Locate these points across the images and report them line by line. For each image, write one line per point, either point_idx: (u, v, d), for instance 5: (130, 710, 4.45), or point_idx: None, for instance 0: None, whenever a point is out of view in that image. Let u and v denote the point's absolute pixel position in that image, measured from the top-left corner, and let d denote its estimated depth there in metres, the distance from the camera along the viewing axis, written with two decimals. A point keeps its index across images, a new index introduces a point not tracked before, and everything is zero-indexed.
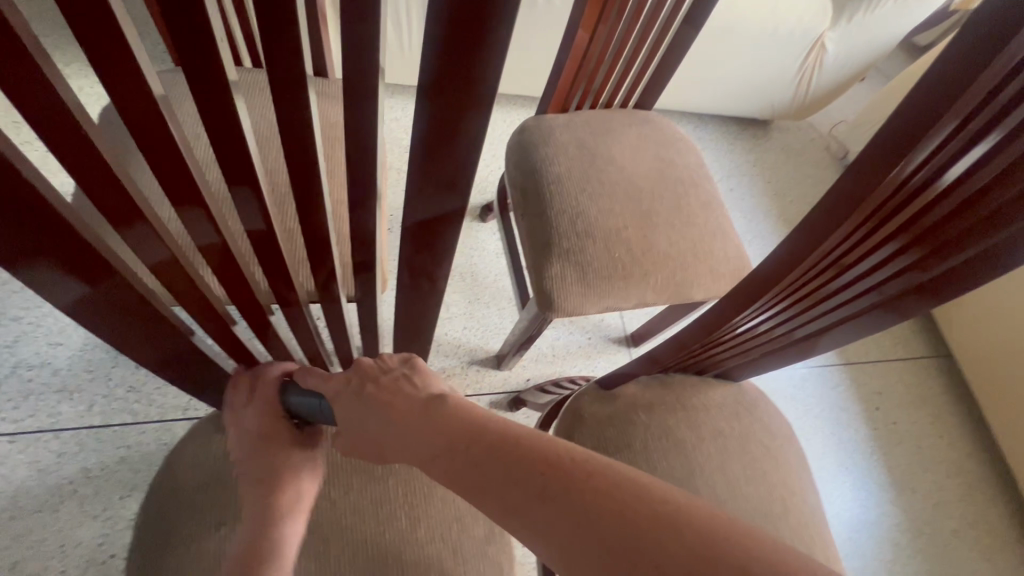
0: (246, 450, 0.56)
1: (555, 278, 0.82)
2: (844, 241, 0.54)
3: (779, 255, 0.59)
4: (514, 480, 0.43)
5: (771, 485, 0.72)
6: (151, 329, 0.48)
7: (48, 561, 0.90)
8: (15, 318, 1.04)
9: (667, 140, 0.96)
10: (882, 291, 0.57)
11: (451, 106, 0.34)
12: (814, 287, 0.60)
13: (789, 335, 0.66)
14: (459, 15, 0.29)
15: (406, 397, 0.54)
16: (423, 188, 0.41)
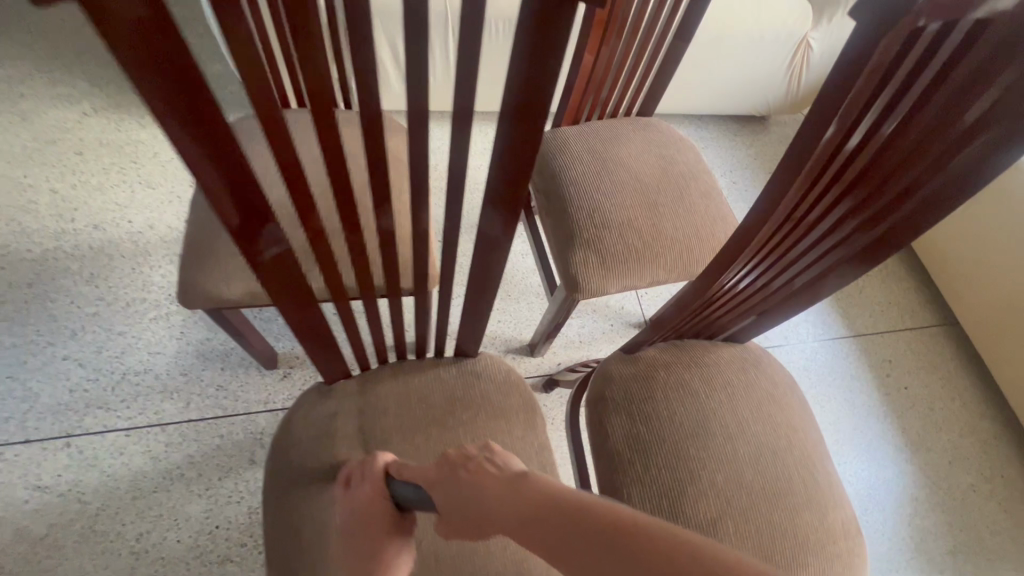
0: (357, 526, 0.63)
1: (579, 264, 0.96)
2: (800, 202, 0.65)
3: (748, 222, 0.69)
4: (596, 552, 0.52)
5: (779, 426, 0.85)
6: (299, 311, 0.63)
7: (166, 533, 1.06)
8: (121, 333, 1.23)
9: (667, 141, 1.11)
10: (841, 237, 0.68)
11: (523, 127, 0.45)
12: (788, 245, 0.71)
13: (778, 289, 0.78)
14: (523, 77, 0.41)
15: (494, 481, 0.61)
16: (499, 196, 0.54)
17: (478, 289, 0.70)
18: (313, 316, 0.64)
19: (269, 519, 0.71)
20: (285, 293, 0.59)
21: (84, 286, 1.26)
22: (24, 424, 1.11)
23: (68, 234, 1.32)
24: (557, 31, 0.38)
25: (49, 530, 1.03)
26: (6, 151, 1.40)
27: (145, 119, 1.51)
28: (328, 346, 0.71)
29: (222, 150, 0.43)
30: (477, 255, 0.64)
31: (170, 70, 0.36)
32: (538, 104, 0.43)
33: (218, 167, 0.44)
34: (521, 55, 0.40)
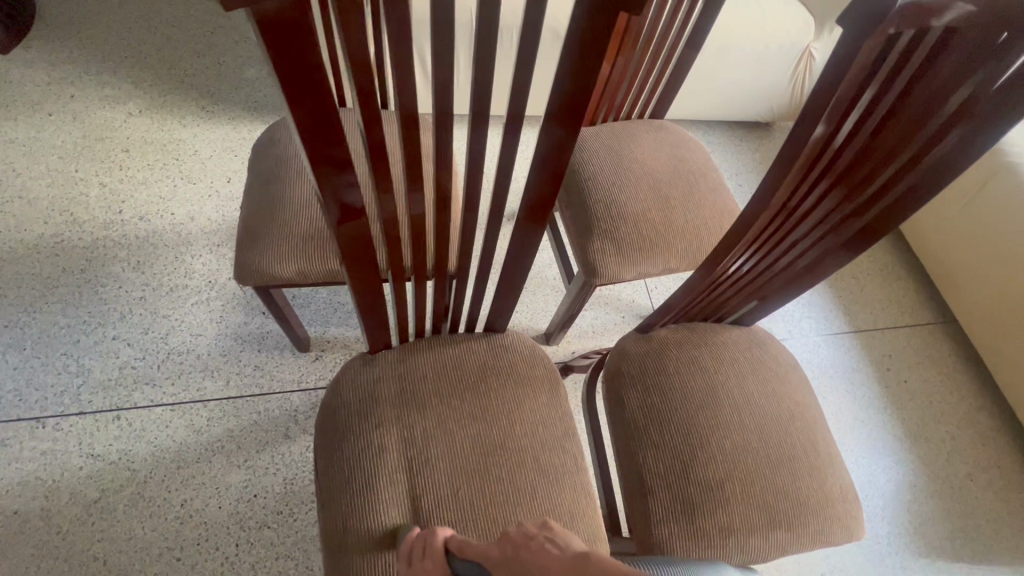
0: None
1: (597, 252, 1.04)
2: (794, 193, 0.72)
3: (747, 214, 0.77)
4: None
5: (783, 400, 0.92)
6: (363, 269, 0.72)
7: (208, 500, 1.14)
8: (166, 316, 1.32)
9: (678, 141, 1.20)
10: (830, 225, 0.75)
11: (566, 113, 0.55)
12: (785, 233, 0.78)
13: (778, 274, 0.86)
14: (572, 72, 0.51)
15: (556, 560, 0.48)
16: (541, 177, 0.63)
17: (513, 266, 0.78)
18: (372, 275, 0.74)
19: (321, 470, 0.79)
20: (355, 251, 0.69)
21: (130, 272, 1.36)
22: (77, 397, 1.19)
23: (116, 224, 1.41)
24: (601, 33, 0.47)
25: (101, 494, 1.11)
26: (58, 147, 1.50)
27: (186, 119, 1.61)
28: (378, 310, 0.80)
29: (326, 130, 0.52)
30: (515, 234, 0.73)
31: (298, 66, 0.45)
32: (582, 92, 0.53)
33: (319, 143, 0.53)
34: (570, 53, 0.49)
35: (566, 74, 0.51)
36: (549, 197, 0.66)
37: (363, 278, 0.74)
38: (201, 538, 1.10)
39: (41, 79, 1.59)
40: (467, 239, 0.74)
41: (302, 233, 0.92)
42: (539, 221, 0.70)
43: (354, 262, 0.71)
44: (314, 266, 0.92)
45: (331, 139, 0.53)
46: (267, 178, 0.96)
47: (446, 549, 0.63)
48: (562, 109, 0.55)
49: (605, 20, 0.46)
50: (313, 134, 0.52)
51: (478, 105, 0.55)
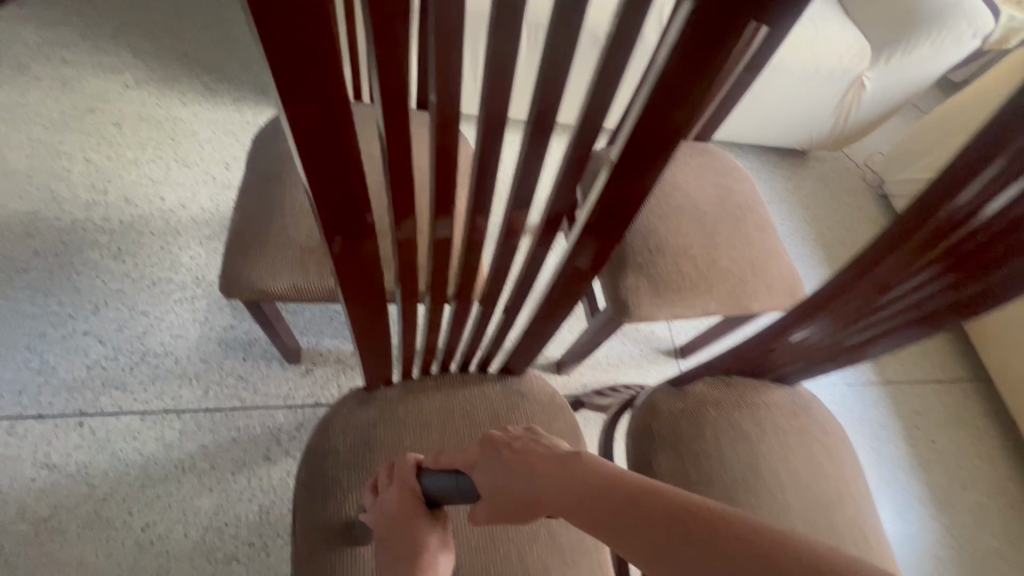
0: (391, 530, 0.59)
1: (630, 287, 0.93)
2: (893, 267, 0.66)
3: (829, 287, 0.70)
4: (620, 508, 0.47)
5: (828, 476, 0.81)
6: (368, 295, 0.61)
7: (173, 525, 1.02)
8: (144, 313, 1.20)
9: (725, 169, 1.08)
10: (922, 310, 0.68)
11: (652, 146, 0.45)
12: (862, 307, 0.71)
13: (841, 343, 0.76)
14: (666, 90, 0.40)
15: (542, 458, 0.54)
16: (606, 215, 0.54)
17: (552, 303, 0.68)
18: (377, 303, 0.62)
19: (298, 531, 0.68)
20: (361, 277, 0.58)
21: (110, 260, 1.23)
22: (37, 397, 1.07)
23: (99, 206, 1.29)
24: (715, 52, 0.37)
25: (53, 510, 0.99)
26: (44, 116, 1.37)
27: (186, 97, 1.49)
28: (381, 342, 0.69)
29: (331, 134, 0.41)
30: (561, 271, 0.63)
31: (303, 49, 0.34)
32: (673, 124, 0.43)
33: (322, 150, 0.42)
34: (666, 76, 0.39)
35: (652, 99, 0.41)
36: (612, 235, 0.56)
37: (368, 307, 0.62)
38: (161, 569, 0.99)
39: (32, 40, 1.46)
40: (504, 256, 0.65)
41: (301, 244, 0.81)
42: (595, 261, 0.61)
43: (360, 290, 0.59)
44: (311, 283, 0.80)
45: (339, 146, 0.42)
46: (266, 177, 0.84)
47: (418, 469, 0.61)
48: (644, 141, 0.44)
49: (714, 27, 0.36)
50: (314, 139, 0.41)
51: (543, 101, 0.46)
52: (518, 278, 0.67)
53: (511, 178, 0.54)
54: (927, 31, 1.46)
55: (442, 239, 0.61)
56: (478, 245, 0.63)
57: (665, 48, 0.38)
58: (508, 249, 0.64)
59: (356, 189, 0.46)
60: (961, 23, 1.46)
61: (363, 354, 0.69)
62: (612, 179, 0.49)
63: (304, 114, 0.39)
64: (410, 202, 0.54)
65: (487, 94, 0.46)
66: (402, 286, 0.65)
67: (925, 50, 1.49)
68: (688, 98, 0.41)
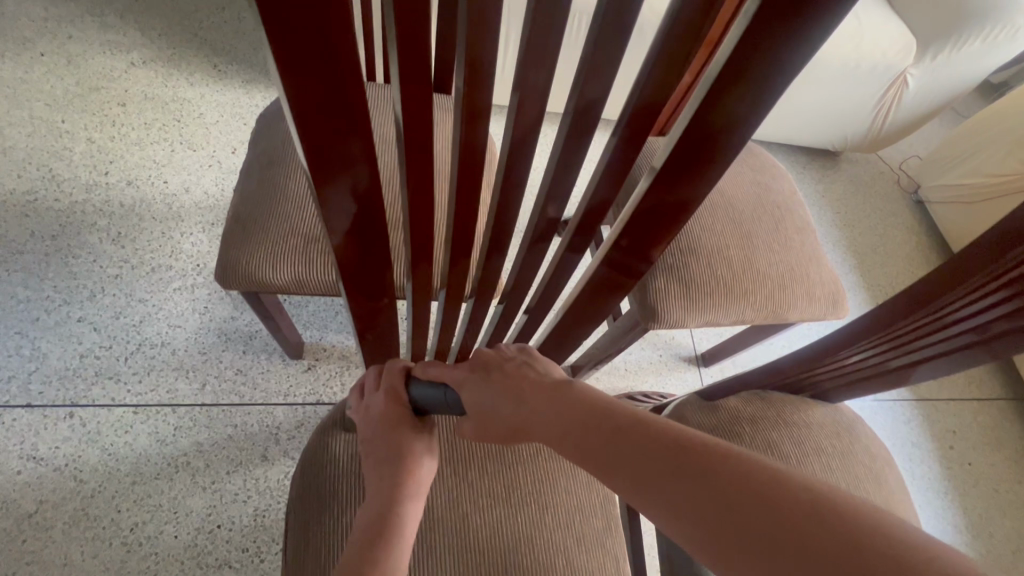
0: (374, 433, 0.57)
1: (658, 291, 0.85)
2: (960, 296, 0.56)
3: (892, 304, 0.61)
4: (609, 437, 0.45)
5: (876, 506, 0.73)
6: (375, 293, 0.54)
7: (163, 526, 0.97)
8: (142, 300, 1.14)
9: (763, 166, 1.00)
10: (983, 336, 0.59)
11: (707, 140, 0.39)
12: (919, 334, 0.62)
13: (890, 366, 0.67)
14: (732, 72, 0.34)
15: (532, 382, 0.54)
16: (645, 221, 0.47)
17: (579, 311, 0.62)
18: (386, 301, 0.56)
19: (290, 546, 0.62)
20: (367, 274, 0.51)
21: (109, 245, 1.18)
22: (27, 386, 1.02)
23: (99, 188, 1.24)
24: (797, 28, 0.31)
25: (38, 505, 0.94)
26: (46, 93, 1.32)
27: (194, 78, 1.43)
28: (389, 339, 0.63)
29: (338, 111, 0.34)
30: (588, 284, 0.57)
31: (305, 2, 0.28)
32: (736, 114, 0.37)
33: (328, 131, 0.35)
34: (736, 56, 0.33)
35: (702, 107, 0.36)
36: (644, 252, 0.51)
37: (376, 304, 0.56)
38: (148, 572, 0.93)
39: (37, 14, 1.41)
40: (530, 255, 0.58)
41: (305, 232, 0.74)
42: (631, 272, 0.55)
43: (369, 286, 0.53)
44: (313, 275, 0.74)
45: (349, 126, 0.35)
46: (269, 159, 0.78)
47: (407, 375, 0.60)
48: (690, 153, 0.40)
49: (782, 20, 0.31)
50: (319, 117, 0.34)
51: (587, 82, 0.39)
52: (544, 278, 0.61)
53: (542, 181, 0.48)
54: (979, 26, 1.37)
55: (462, 234, 0.54)
56: (503, 242, 0.56)
57: (720, 54, 0.33)
58: (538, 247, 0.57)
59: (366, 176, 0.40)
60: (1016, 19, 1.37)
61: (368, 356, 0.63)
62: (650, 197, 0.44)
63: (306, 86, 0.32)
64: (428, 192, 0.48)
65: (519, 71, 0.39)
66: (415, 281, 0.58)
67: (976, 46, 1.40)
68: (742, 106, 0.36)
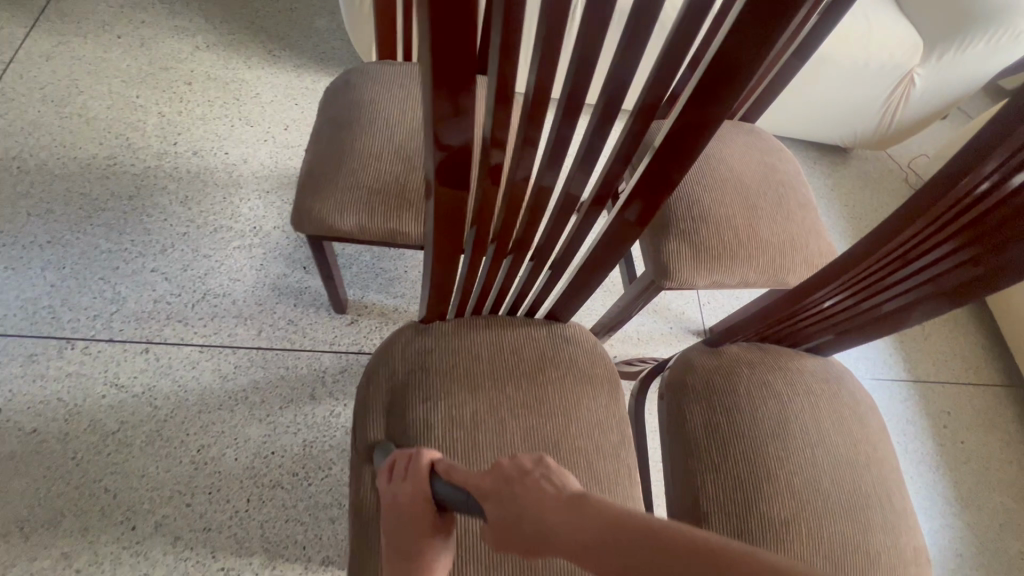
0: (400, 522, 0.61)
1: (671, 253, 0.96)
2: (913, 235, 0.67)
3: (854, 249, 0.72)
4: (634, 553, 0.45)
5: (857, 441, 0.83)
6: (446, 232, 0.65)
7: (225, 449, 1.10)
8: (206, 255, 1.28)
9: (770, 149, 1.10)
10: (941, 288, 0.70)
11: (719, 90, 0.52)
12: (879, 278, 0.73)
13: (869, 312, 0.77)
14: (739, 32, 0.46)
15: (552, 498, 0.52)
16: (666, 159, 0.60)
17: (603, 253, 0.73)
18: (452, 242, 0.67)
19: (357, 438, 0.74)
20: (443, 213, 0.62)
21: (178, 206, 1.32)
22: (109, 324, 1.16)
23: (169, 156, 1.38)
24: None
25: (119, 425, 1.08)
26: (123, 71, 1.47)
27: (251, 61, 1.57)
28: (445, 283, 0.74)
29: (457, 60, 0.45)
30: (608, 230, 0.69)
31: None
32: (741, 68, 0.49)
33: (447, 75, 0.46)
34: (741, 21, 0.46)
35: (706, 77, 0.51)
36: (653, 202, 0.65)
37: (442, 247, 0.67)
38: (213, 487, 1.06)
39: (115, 1, 1.57)
40: (569, 208, 0.68)
41: (367, 185, 0.86)
42: (650, 213, 0.66)
43: (439, 229, 0.64)
44: (376, 222, 0.86)
45: (463, 75, 0.47)
46: (338, 124, 0.91)
47: (432, 470, 0.63)
48: (694, 113, 0.54)
49: (765, 16, 0.45)
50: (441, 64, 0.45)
51: (624, 57, 0.50)
52: (574, 229, 0.71)
53: (579, 147, 0.60)
54: (983, 29, 1.46)
55: (513, 188, 0.65)
56: (546, 199, 0.66)
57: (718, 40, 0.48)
58: (567, 207, 0.68)
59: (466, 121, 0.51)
60: (1018, 23, 1.46)
61: (429, 291, 0.75)
62: (662, 148, 0.59)
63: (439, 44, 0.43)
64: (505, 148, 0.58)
65: (576, 51, 0.50)
66: (476, 229, 0.68)
67: (980, 48, 1.49)
68: (735, 81, 0.51)
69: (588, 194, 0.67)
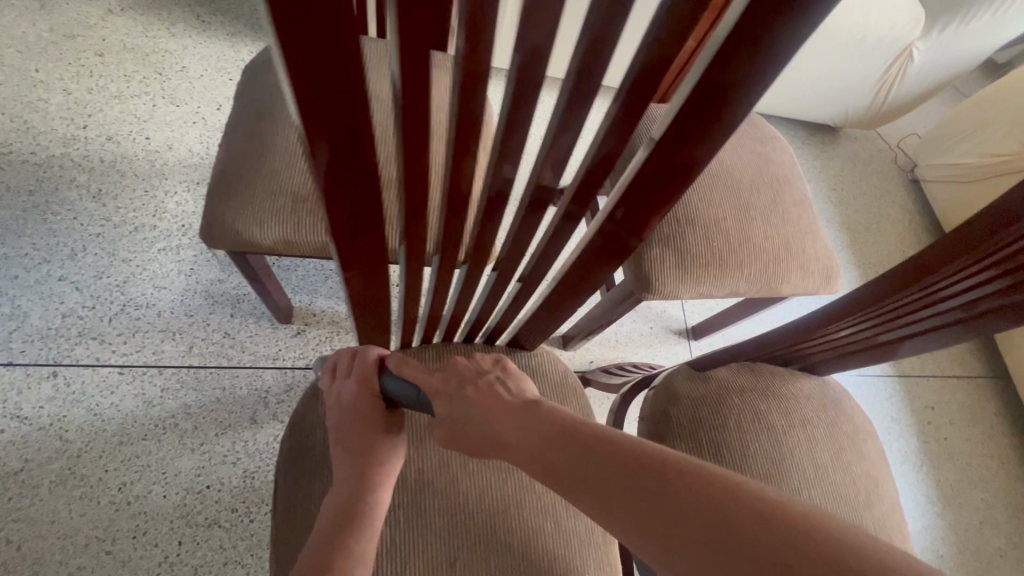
0: (345, 418, 0.60)
1: (654, 260, 0.85)
2: (951, 272, 0.58)
3: (876, 284, 0.65)
4: (586, 450, 0.49)
5: (857, 475, 0.75)
6: (360, 264, 0.52)
7: (153, 486, 0.97)
8: (126, 260, 1.12)
9: (763, 136, 0.98)
10: (974, 312, 0.62)
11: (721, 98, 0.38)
12: (905, 310, 0.65)
13: (883, 341, 0.70)
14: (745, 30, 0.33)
15: (504, 401, 0.57)
16: (651, 177, 0.46)
17: (577, 280, 0.61)
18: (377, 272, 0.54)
19: (277, 520, 0.61)
20: (354, 245, 0.49)
21: (90, 202, 1.14)
22: (9, 345, 1.01)
23: (77, 142, 1.19)
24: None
25: (23, 464, 0.94)
26: (18, 40, 1.26)
27: (175, 28, 1.36)
28: (380, 312, 0.62)
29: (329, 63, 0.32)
30: (582, 257, 0.57)
31: None
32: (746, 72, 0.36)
33: (320, 92, 0.33)
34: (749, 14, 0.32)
35: (694, 94, 0.38)
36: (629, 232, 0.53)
37: (362, 278, 0.54)
38: (137, 531, 0.93)
39: None
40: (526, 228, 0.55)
41: (292, 191, 0.72)
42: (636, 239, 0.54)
43: (351, 262, 0.51)
44: (304, 235, 0.72)
45: (346, 83, 0.33)
46: (257, 113, 0.75)
47: (380, 366, 0.62)
48: (685, 133, 0.41)
49: (767, 25, 0.33)
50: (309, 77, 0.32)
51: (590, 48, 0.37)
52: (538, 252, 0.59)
53: (535, 160, 0.47)
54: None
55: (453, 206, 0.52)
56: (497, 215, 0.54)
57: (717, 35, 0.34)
58: (525, 229, 0.55)
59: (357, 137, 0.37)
60: None
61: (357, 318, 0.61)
62: (645, 169, 0.45)
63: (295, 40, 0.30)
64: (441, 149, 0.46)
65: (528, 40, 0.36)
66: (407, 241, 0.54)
67: (986, 20, 1.38)
68: (737, 95, 0.37)
69: (555, 214, 0.54)
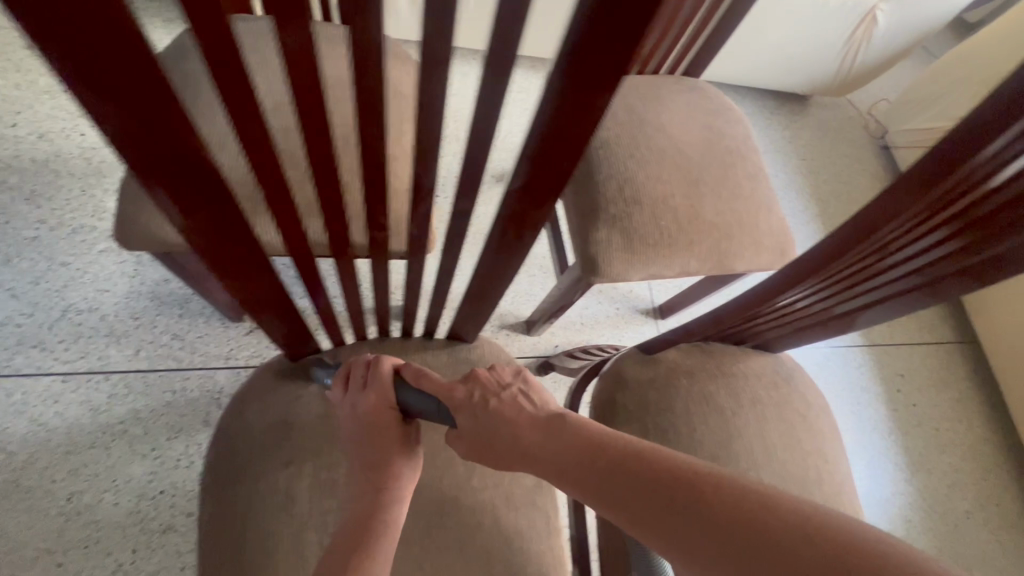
0: (362, 433, 0.55)
1: (600, 243, 0.82)
2: (900, 227, 0.56)
3: (828, 244, 0.62)
4: (617, 465, 0.49)
5: (806, 453, 0.74)
6: (236, 265, 0.49)
7: (103, 494, 0.94)
8: (65, 264, 1.07)
9: (716, 108, 0.95)
10: (929, 278, 0.59)
11: (591, 76, 0.32)
12: (856, 275, 0.62)
13: (835, 313, 0.67)
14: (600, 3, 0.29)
15: (525, 416, 0.55)
16: (536, 170, 0.40)
17: (491, 273, 0.57)
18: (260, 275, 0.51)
19: (204, 531, 0.58)
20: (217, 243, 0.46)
21: (23, 205, 1.09)
22: None
23: (6, 142, 1.13)
24: None
25: None
26: None
27: None
28: (287, 315, 0.58)
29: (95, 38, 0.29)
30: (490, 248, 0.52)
31: None
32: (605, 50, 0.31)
33: (94, 75, 0.30)
34: None
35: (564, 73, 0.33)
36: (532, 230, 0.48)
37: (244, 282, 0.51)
38: (88, 540, 0.92)
39: None
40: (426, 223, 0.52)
41: None
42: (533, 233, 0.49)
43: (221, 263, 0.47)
44: None
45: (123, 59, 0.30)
46: None
47: (395, 375, 0.57)
48: (561, 119, 0.36)
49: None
50: (84, 68, 0.30)
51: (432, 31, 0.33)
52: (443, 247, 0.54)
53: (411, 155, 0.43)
54: None
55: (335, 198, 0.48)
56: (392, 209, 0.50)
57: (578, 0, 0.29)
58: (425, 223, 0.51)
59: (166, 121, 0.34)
60: None
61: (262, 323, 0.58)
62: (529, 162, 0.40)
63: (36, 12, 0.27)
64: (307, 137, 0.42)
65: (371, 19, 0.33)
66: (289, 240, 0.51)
67: None
68: (609, 75, 0.32)
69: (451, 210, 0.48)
